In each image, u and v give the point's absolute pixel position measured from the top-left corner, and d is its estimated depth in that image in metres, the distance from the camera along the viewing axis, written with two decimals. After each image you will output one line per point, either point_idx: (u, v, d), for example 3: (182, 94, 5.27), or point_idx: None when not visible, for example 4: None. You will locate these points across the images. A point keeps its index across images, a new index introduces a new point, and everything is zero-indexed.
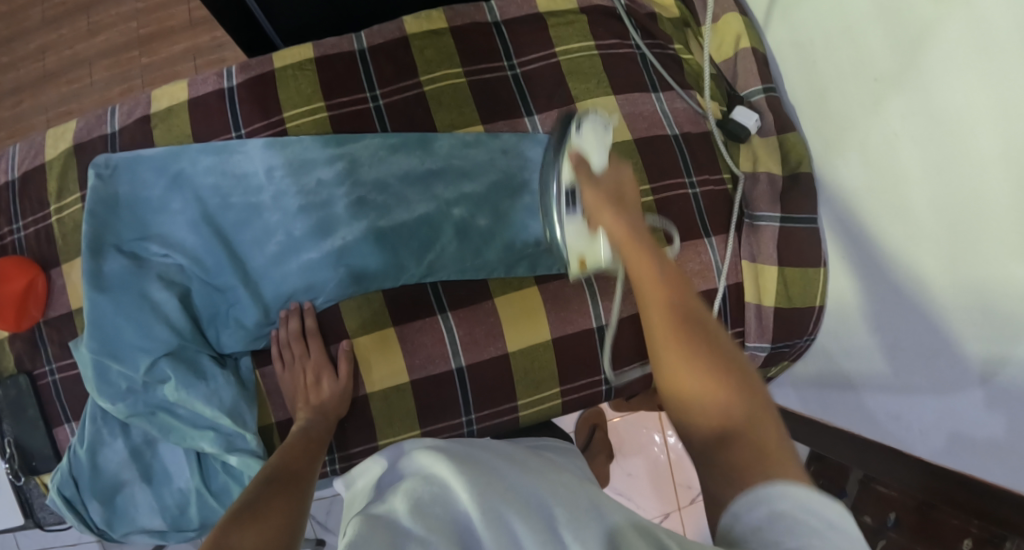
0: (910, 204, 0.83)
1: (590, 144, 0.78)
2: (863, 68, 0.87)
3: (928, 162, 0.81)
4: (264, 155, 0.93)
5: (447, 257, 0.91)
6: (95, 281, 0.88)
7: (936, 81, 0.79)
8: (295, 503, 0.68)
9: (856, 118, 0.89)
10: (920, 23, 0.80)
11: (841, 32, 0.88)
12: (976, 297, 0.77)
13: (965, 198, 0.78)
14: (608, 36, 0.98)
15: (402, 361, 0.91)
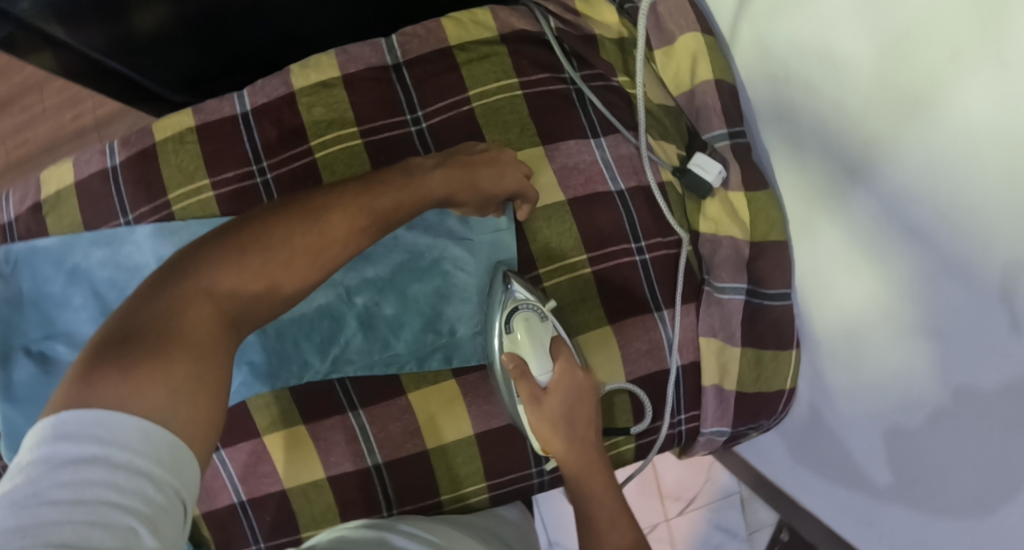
0: (900, 296, 0.66)
1: (532, 347, 0.74)
2: (855, 119, 0.67)
3: (922, 253, 0.63)
4: (154, 245, 0.85)
5: (353, 351, 0.83)
6: (4, 391, 0.86)
7: (948, 155, 0.59)
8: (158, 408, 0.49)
9: (842, 179, 0.70)
10: (931, 75, 0.60)
11: (827, 71, 0.68)
12: (971, 427, 0.62)
13: (962, 307, 0.60)
14: (536, 70, 0.81)
15: (317, 461, 0.85)
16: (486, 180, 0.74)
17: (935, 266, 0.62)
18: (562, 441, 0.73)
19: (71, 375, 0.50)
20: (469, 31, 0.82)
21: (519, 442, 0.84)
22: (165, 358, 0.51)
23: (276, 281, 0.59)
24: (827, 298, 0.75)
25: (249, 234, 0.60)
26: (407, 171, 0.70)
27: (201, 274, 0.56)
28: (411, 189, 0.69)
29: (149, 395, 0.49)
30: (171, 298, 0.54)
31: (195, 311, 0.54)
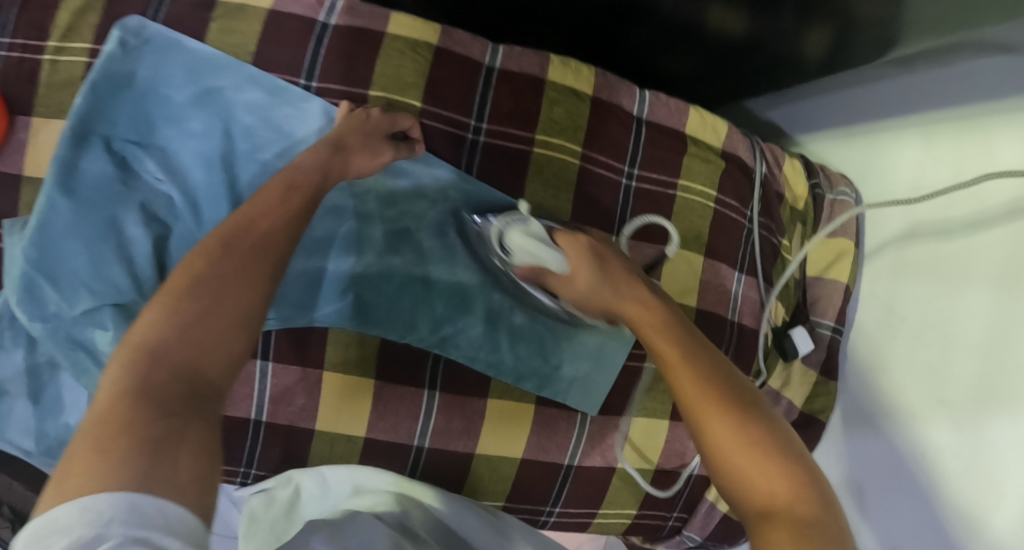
0: (906, 515, 0.83)
1: (529, 251, 0.74)
2: (938, 375, 0.82)
3: (943, 494, 0.80)
4: (324, 124, 0.76)
5: (465, 337, 0.82)
6: (64, 177, 0.71)
7: (996, 443, 0.76)
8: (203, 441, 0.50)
9: (901, 409, 0.86)
10: (1014, 382, 0.74)
11: (935, 328, 0.83)
12: None
13: (955, 545, 0.78)
14: (732, 194, 0.88)
15: (364, 419, 0.82)
16: (657, 223, 0.87)
17: (938, 499, 0.80)
18: (688, 362, 0.60)
19: (71, 457, 0.47)
20: (704, 129, 0.88)
21: (550, 481, 0.89)
22: (175, 425, 0.49)
23: (246, 303, 0.55)
24: (842, 466, 0.92)
25: (234, 267, 0.56)
26: (601, 187, 0.85)
27: (196, 309, 0.54)
28: (603, 198, 0.85)
29: (166, 471, 0.47)
30: (177, 365, 0.52)
31: (180, 353, 0.52)
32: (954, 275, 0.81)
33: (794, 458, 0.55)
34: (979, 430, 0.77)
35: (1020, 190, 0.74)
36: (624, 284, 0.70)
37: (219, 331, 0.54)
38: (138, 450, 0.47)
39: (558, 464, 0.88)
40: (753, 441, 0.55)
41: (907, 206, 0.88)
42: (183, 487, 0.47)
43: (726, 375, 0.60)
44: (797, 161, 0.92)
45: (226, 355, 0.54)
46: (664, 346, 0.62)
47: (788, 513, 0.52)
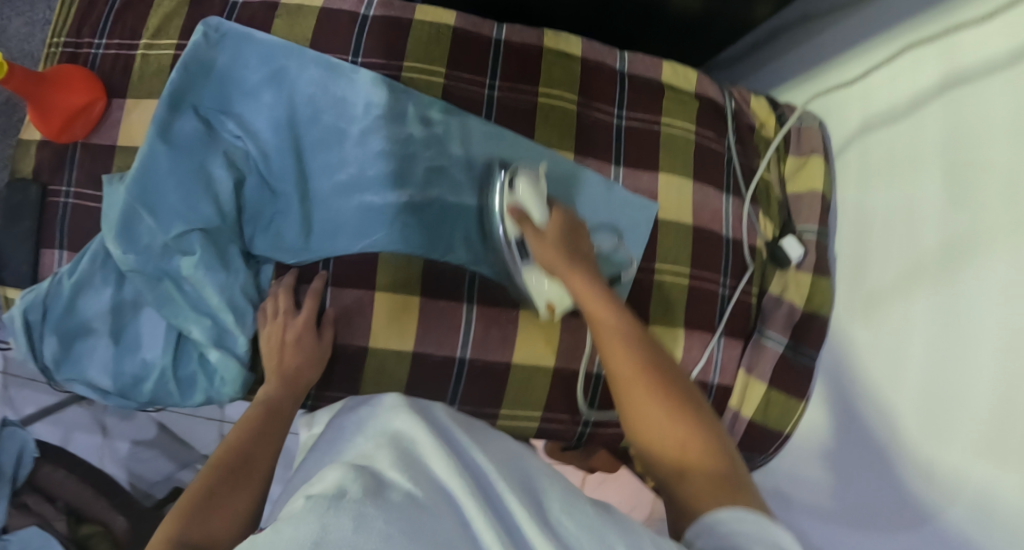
0: (905, 382, 0.89)
1: (528, 199, 0.88)
2: (912, 253, 0.91)
3: (933, 353, 0.86)
4: (370, 89, 0.92)
5: (493, 256, 0.94)
6: (162, 131, 0.88)
7: (966, 296, 0.83)
8: None
9: (886, 292, 0.94)
10: (974, 234, 0.83)
11: (902, 214, 0.94)
12: (930, 467, 0.84)
13: (951, 397, 0.83)
14: (709, 129, 1.04)
15: (412, 335, 0.93)
16: (650, 155, 1.01)
17: (930, 404, 0.85)
18: (639, 365, 0.74)
19: None
20: (678, 79, 1.04)
21: (582, 391, 0.97)
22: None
23: (269, 445, 0.80)
24: (842, 362, 0.99)
25: (231, 479, 0.74)
26: (597, 127, 1.00)
27: (204, 504, 0.70)
28: (601, 136, 1.00)
29: None
30: (193, 540, 0.66)
31: (195, 499, 0.71)
32: (914, 158, 0.93)
33: (707, 428, 0.71)
34: (953, 302, 0.85)
35: (943, 58, 0.90)
36: (570, 271, 0.83)
37: (256, 455, 0.78)
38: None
39: (587, 373, 0.97)
40: (688, 424, 0.71)
41: (860, 118, 1.03)
42: None
43: (667, 368, 0.75)
44: (762, 98, 1.08)
45: (245, 496, 0.73)
46: (606, 340, 0.77)
47: (700, 468, 0.69)
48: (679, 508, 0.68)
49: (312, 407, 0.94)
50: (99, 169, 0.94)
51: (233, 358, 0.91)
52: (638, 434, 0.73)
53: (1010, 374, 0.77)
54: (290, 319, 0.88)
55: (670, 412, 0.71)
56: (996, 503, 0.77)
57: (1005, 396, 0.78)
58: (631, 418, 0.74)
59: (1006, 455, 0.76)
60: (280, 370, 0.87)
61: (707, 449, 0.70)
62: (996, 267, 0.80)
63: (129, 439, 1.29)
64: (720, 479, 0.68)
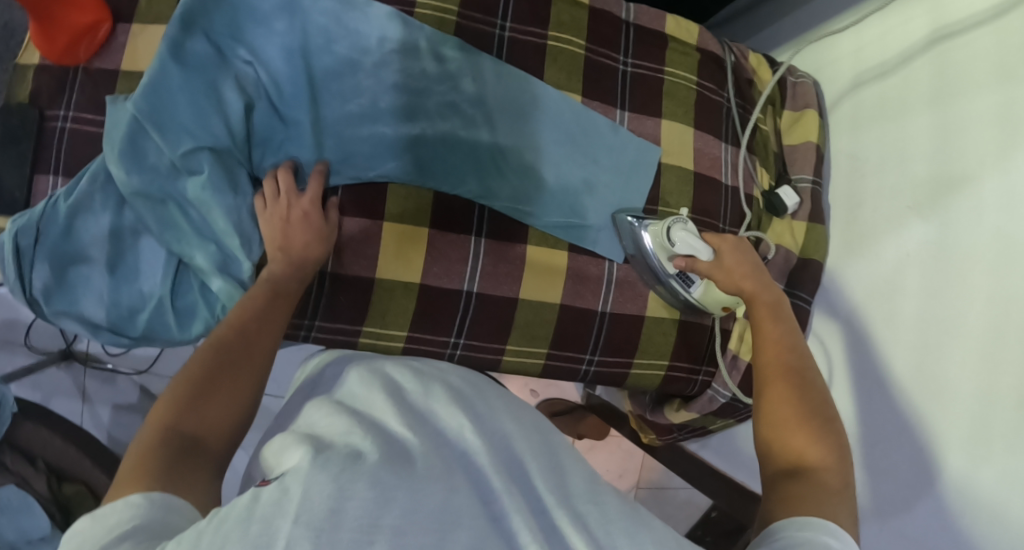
0: (900, 313, 0.94)
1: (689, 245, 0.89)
2: (902, 192, 0.96)
3: (926, 283, 0.91)
4: (384, 22, 0.93)
5: (505, 189, 0.95)
6: (174, 51, 0.87)
7: (958, 226, 0.89)
8: (206, 478, 0.68)
9: (880, 230, 0.99)
10: (964, 169, 0.89)
11: (892, 156, 0.99)
12: (927, 390, 0.89)
13: (944, 321, 0.88)
14: (710, 80, 1.07)
15: (419, 266, 0.93)
16: (654, 103, 1.04)
17: (925, 337, 0.90)
18: (782, 367, 0.79)
19: (124, 474, 0.65)
20: (680, 31, 1.06)
21: (587, 328, 0.98)
22: (185, 471, 0.66)
23: (266, 342, 0.80)
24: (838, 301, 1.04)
25: (226, 368, 0.75)
26: (604, 72, 1.02)
27: (197, 397, 0.72)
28: (607, 80, 1.02)
29: (184, 482, 0.65)
30: (184, 439, 0.68)
31: (189, 387, 0.72)
32: (901, 105, 0.98)
33: (832, 439, 0.73)
34: (943, 235, 0.90)
35: (933, 14, 0.95)
36: (753, 286, 0.86)
37: (250, 350, 0.77)
38: (167, 474, 0.65)
39: (593, 310, 0.98)
40: (811, 427, 0.73)
41: (851, 73, 1.07)
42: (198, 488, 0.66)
43: (812, 380, 0.77)
44: (759, 55, 1.11)
45: (240, 384, 0.74)
46: (766, 333, 0.82)
47: (817, 473, 0.70)
48: (777, 501, 0.69)
49: (316, 339, 0.92)
50: (102, 93, 0.92)
51: (236, 285, 0.88)
52: (766, 439, 0.75)
53: (1001, 301, 0.83)
54: (287, 206, 0.87)
55: (806, 432, 0.73)
56: (989, 426, 0.82)
57: (995, 323, 0.83)
58: (764, 424, 0.76)
59: (994, 383, 0.82)
60: (283, 248, 0.86)
61: (829, 461, 0.71)
62: (987, 198, 0.86)
63: (110, 403, 1.31)
64: (837, 487, 0.69)
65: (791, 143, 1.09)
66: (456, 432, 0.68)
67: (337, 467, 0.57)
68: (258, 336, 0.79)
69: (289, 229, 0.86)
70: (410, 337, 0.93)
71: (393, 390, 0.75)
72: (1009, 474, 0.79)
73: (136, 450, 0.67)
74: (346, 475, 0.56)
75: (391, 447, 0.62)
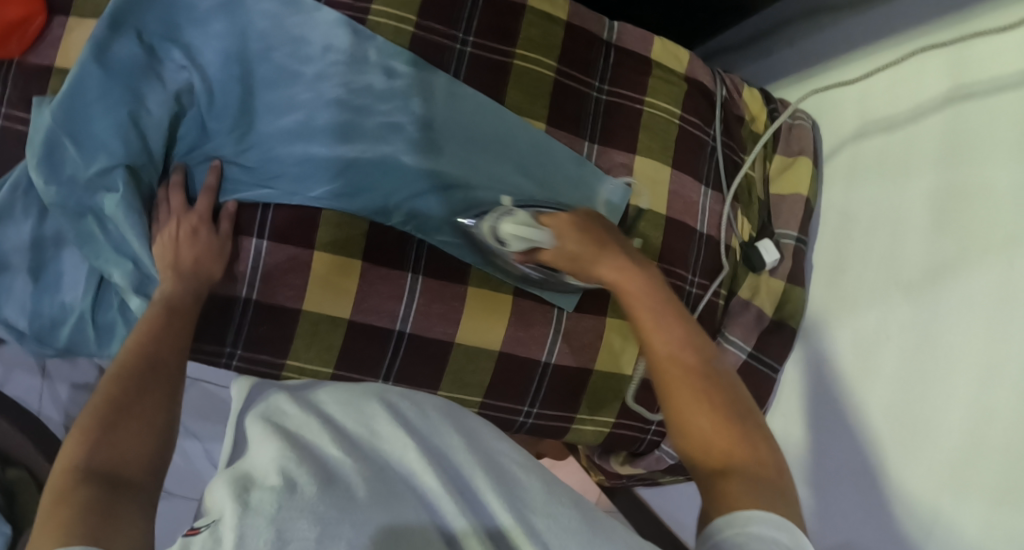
0: (873, 399, 0.85)
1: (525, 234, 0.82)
2: (891, 265, 0.86)
3: (906, 370, 0.82)
4: (330, 30, 0.85)
5: (447, 224, 0.88)
6: (97, 53, 0.81)
7: (948, 312, 0.79)
8: (140, 507, 0.62)
9: (861, 301, 0.89)
10: (960, 248, 0.79)
11: (886, 222, 0.88)
12: (900, 483, 0.81)
13: (922, 415, 0.80)
14: (695, 114, 0.96)
15: (348, 301, 0.87)
16: (628, 136, 0.94)
17: (896, 421, 0.82)
18: (677, 359, 0.68)
19: (38, 535, 0.57)
20: (668, 57, 0.96)
21: (527, 379, 0.91)
22: (115, 504, 0.61)
23: (171, 359, 0.77)
24: (807, 372, 0.95)
25: (134, 396, 0.71)
26: (574, 99, 0.92)
27: (106, 430, 0.67)
28: (576, 108, 0.93)
29: (114, 517, 0.59)
30: (103, 474, 0.63)
31: (96, 423, 0.67)
32: (903, 163, 0.87)
33: (756, 434, 0.64)
34: (931, 319, 0.81)
35: (954, 66, 0.82)
36: (623, 273, 0.77)
37: (159, 374, 0.74)
38: (94, 507, 0.60)
39: (535, 360, 0.91)
40: (732, 422, 0.65)
41: (856, 117, 0.95)
42: (133, 518, 0.61)
43: (709, 363, 0.68)
44: (755, 90, 1.00)
45: (152, 407, 0.71)
46: (656, 347, 0.70)
47: (739, 464, 0.62)
48: (709, 501, 0.60)
49: (238, 369, 0.87)
50: (35, 89, 0.87)
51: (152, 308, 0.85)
52: (682, 439, 0.66)
53: (984, 400, 0.75)
54: (182, 217, 0.83)
55: (724, 426, 0.64)
56: (957, 518, 0.75)
57: (975, 423, 0.75)
58: (678, 424, 0.66)
59: (970, 482, 0.75)
60: (175, 266, 0.82)
61: (755, 453, 0.63)
62: (981, 284, 0.76)
63: (68, 382, 1.26)
64: (764, 476, 0.61)
65: (779, 191, 0.99)
66: (398, 457, 0.62)
67: (271, 505, 0.52)
68: (164, 359, 0.76)
69: (180, 243, 0.82)
70: (336, 375, 0.88)
71: (319, 403, 0.69)
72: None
73: (47, 504, 0.60)
74: (285, 507, 0.52)
75: (328, 476, 0.57)
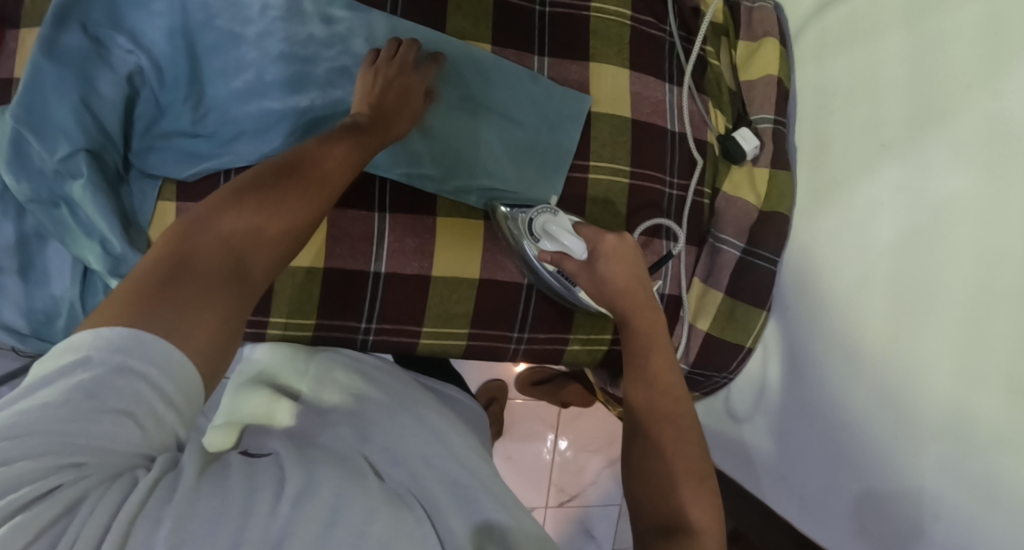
0: (872, 271, 0.79)
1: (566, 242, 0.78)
2: (875, 127, 0.80)
3: (903, 236, 0.76)
4: None
5: (401, 153, 0.85)
6: (47, 48, 0.81)
7: (939, 163, 0.72)
8: (229, 311, 0.57)
9: (850, 174, 0.84)
10: (945, 95, 0.72)
11: (864, 86, 0.82)
12: (903, 368, 0.74)
13: (923, 281, 0.73)
14: (647, 12, 0.93)
15: (320, 249, 0.85)
16: (579, 43, 0.92)
17: (897, 313, 0.75)
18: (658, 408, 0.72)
19: (117, 298, 0.54)
20: None
21: (512, 304, 0.89)
22: (204, 295, 0.56)
23: (332, 175, 0.71)
24: (801, 264, 0.89)
25: (273, 194, 0.65)
26: (518, 17, 0.91)
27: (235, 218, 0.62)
28: (523, 26, 0.91)
29: (193, 317, 0.54)
30: (208, 258, 0.59)
31: (216, 211, 0.62)
32: (873, 22, 0.81)
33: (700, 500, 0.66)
34: (923, 177, 0.74)
35: None
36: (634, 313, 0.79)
37: (307, 191, 0.68)
38: (171, 296, 0.55)
39: (517, 284, 0.89)
40: (689, 479, 0.67)
41: None
42: (211, 329, 0.55)
43: (688, 428, 0.71)
44: None
45: (283, 227, 0.65)
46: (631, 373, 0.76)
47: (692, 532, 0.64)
48: None
49: None
50: None
51: None
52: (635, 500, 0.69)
53: (984, 266, 0.67)
54: (396, 81, 0.81)
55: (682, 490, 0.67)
56: (966, 417, 0.68)
57: (975, 287, 0.68)
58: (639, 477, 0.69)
59: (982, 360, 0.67)
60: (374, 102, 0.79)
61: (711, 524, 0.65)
62: (970, 128, 0.69)
63: None
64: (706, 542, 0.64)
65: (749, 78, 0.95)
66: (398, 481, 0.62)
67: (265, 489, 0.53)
68: (319, 163, 0.71)
69: (384, 105, 0.80)
70: (320, 326, 0.87)
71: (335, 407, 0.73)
72: (981, 473, 0.67)
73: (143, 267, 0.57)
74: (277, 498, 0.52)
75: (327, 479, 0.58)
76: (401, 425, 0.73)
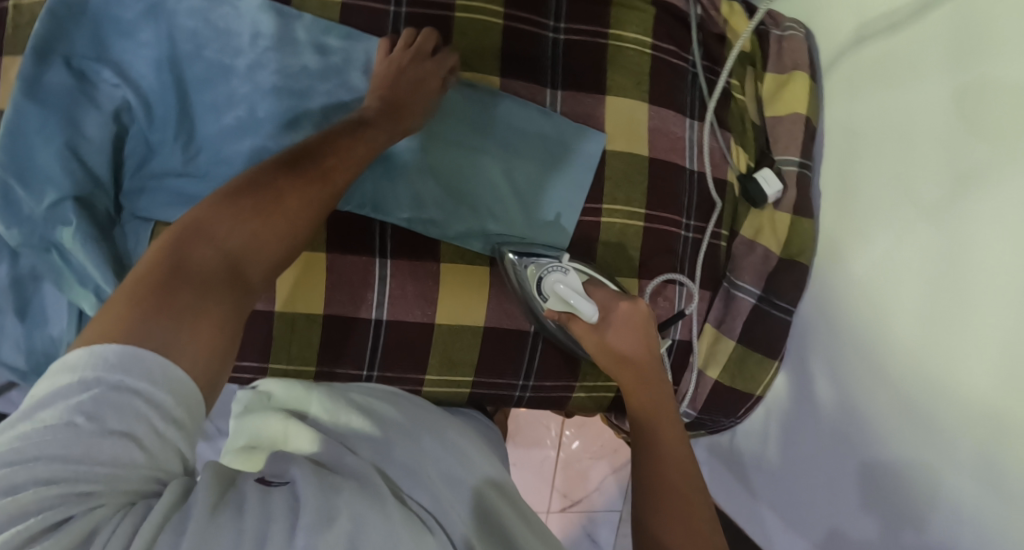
0: (892, 335, 0.73)
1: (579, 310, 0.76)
2: (907, 180, 0.74)
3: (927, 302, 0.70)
4: (255, 17, 0.80)
5: (402, 195, 0.81)
6: (29, 87, 0.76)
7: (973, 228, 0.66)
8: (230, 320, 0.54)
9: (876, 227, 0.77)
10: (986, 154, 0.65)
11: (897, 134, 0.75)
12: (923, 450, 0.70)
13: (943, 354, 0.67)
14: (667, 40, 0.88)
15: (319, 297, 0.82)
16: (592, 75, 0.86)
17: (914, 382, 0.70)
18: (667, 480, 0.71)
19: (111, 307, 0.50)
20: None
21: (517, 351, 0.87)
22: (204, 304, 0.52)
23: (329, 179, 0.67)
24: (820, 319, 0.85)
25: (272, 200, 0.62)
26: (529, 47, 0.85)
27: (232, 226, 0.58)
28: (534, 57, 0.85)
29: (191, 327, 0.51)
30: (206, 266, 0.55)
31: (210, 220, 0.58)
32: (912, 67, 0.74)
33: None
34: (955, 241, 0.68)
35: None
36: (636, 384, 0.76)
37: (304, 202, 0.64)
38: (169, 306, 0.51)
39: (524, 331, 0.86)
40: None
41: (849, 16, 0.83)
42: (213, 340, 0.52)
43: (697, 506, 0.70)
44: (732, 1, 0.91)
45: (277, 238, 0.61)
46: (655, 442, 0.74)
47: None
48: None
49: None
50: None
51: None
52: None
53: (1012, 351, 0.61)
54: (417, 65, 0.78)
55: None
56: (987, 513, 0.64)
57: (1001, 373, 0.62)
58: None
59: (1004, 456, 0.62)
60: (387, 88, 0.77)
61: None
62: (1009, 196, 0.63)
63: None
64: None
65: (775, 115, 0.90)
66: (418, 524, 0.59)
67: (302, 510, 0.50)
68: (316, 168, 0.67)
69: (399, 88, 0.77)
70: (321, 373, 0.85)
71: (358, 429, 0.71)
72: None
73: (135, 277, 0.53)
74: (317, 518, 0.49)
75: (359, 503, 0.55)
76: (423, 450, 0.71)
